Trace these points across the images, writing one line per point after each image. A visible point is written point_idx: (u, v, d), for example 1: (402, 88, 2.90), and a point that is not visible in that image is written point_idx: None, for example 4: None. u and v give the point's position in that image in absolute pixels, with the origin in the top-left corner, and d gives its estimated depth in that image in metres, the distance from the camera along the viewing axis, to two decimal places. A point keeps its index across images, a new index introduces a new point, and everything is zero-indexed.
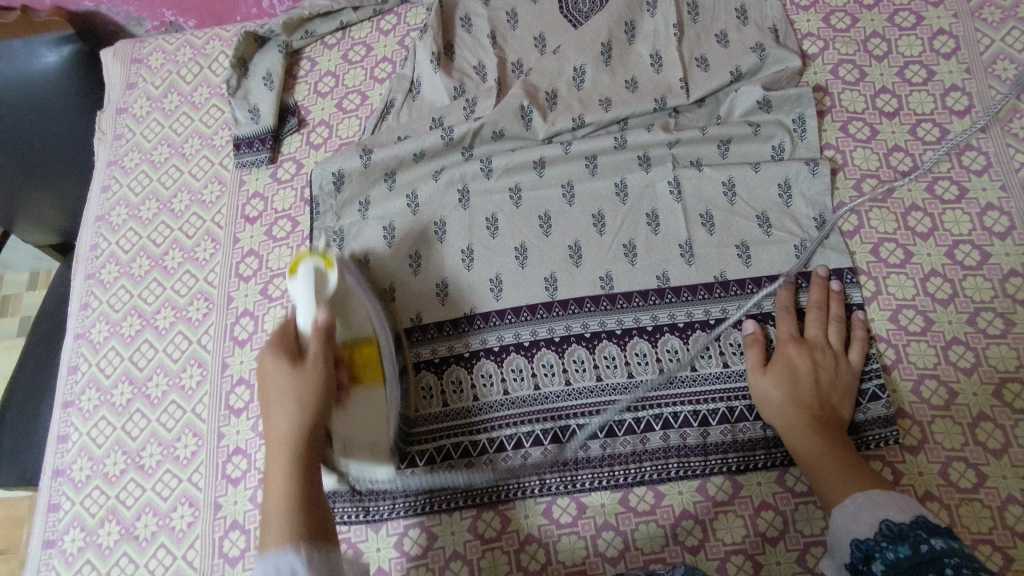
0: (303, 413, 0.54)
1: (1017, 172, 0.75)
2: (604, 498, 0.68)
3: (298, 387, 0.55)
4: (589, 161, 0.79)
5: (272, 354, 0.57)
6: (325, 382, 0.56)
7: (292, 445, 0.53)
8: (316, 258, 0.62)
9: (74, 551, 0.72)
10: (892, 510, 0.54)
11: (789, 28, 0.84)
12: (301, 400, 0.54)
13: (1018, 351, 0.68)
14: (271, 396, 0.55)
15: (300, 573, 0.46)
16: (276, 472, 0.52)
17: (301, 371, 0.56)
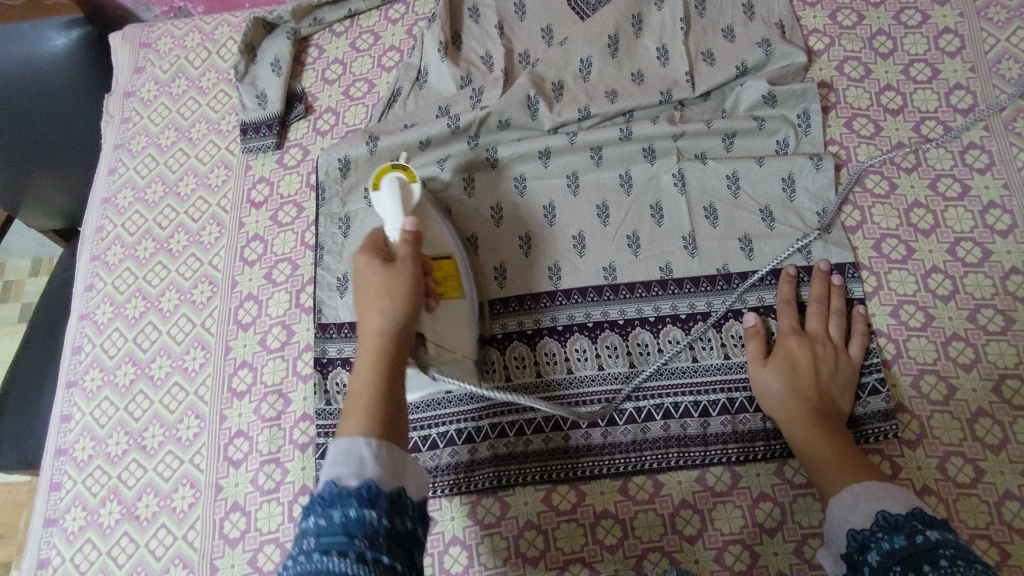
0: (395, 291, 0.56)
1: (1020, 171, 0.75)
2: (604, 487, 0.68)
3: (395, 281, 0.57)
4: (594, 153, 0.79)
5: (365, 255, 0.59)
6: (414, 274, 0.58)
7: (384, 339, 0.54)
8: (398, 172, 0.68)
9: (75, 529, 0.72)
10: (889, 501, 0.54)
11: (795, 25, 0.85)
12: (390, 290, 0.56)
13: (1018, 348, 0.68)
14: (365, 275, 0.57)
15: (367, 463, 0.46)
16: (365, 364, 0.53)
17: (390, 267, 0.58)
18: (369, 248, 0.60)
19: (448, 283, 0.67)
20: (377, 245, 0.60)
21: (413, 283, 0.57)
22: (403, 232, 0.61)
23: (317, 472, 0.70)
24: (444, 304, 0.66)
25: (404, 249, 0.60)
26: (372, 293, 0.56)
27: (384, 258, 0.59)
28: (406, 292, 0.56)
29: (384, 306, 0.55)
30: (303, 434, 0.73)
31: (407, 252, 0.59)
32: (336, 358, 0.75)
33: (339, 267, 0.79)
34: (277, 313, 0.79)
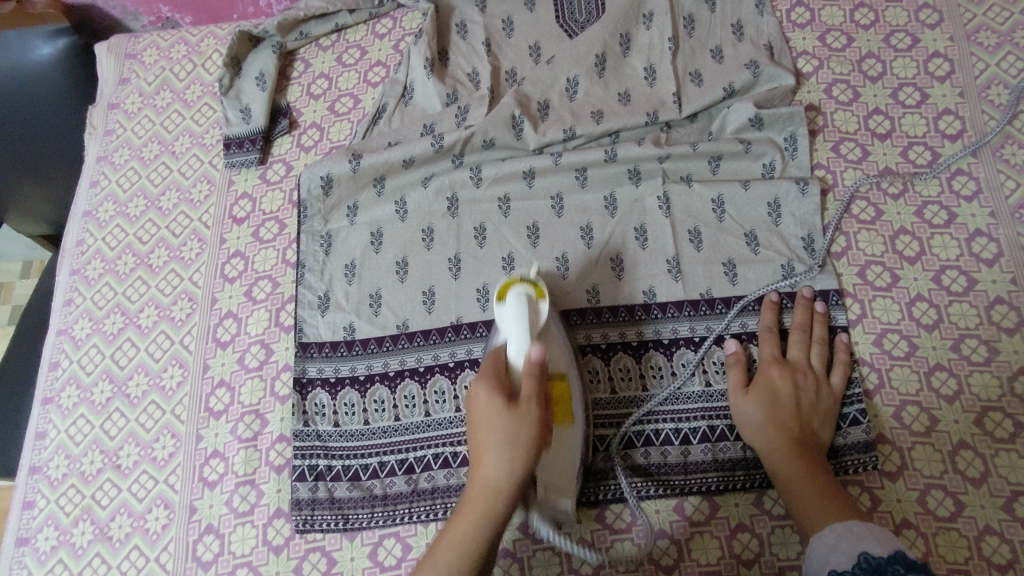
0: (510, 471, 0.52)
1: (1007, 199, 0.75)
2: (581, 514, 0.68)
3: (519, 431, 0.52)
4: (579, 173, 0.79)
5: (488, 391, 0.54)
6: (535, 428, 0.53)
7: (496, 498, 0.52)
8: (527, 286, 0.62)
9: (47, 549, 0.71)
10: (870, 544, 0.53)
11: (784, 46, 0.84)
12: (512, 446, 0.52)
13: (1001, 379, 0.68)
14: (487, 417, 0.53)
15: None
16: (473, 509, 0.53)
17: (508, 417, 0.53)
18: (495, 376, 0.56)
19: (563, 403, 0.62)
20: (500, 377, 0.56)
21: (537, 432, 0.53)
22: (530, 359, 0.56)
23: (293, 495, 0.70)
24: (556, 433, 0.62)
25: (530, 392, 0.54)
26: (494, 425, 0.53)
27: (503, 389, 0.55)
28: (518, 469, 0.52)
29: (465, 550, 0.52)
30: (279, 455, 0.72)
31: (529, 416, 0.53)
32: (316, 379, 0.74)
33: (320, 285, 0.78)
34: (256, 332, 0.78)
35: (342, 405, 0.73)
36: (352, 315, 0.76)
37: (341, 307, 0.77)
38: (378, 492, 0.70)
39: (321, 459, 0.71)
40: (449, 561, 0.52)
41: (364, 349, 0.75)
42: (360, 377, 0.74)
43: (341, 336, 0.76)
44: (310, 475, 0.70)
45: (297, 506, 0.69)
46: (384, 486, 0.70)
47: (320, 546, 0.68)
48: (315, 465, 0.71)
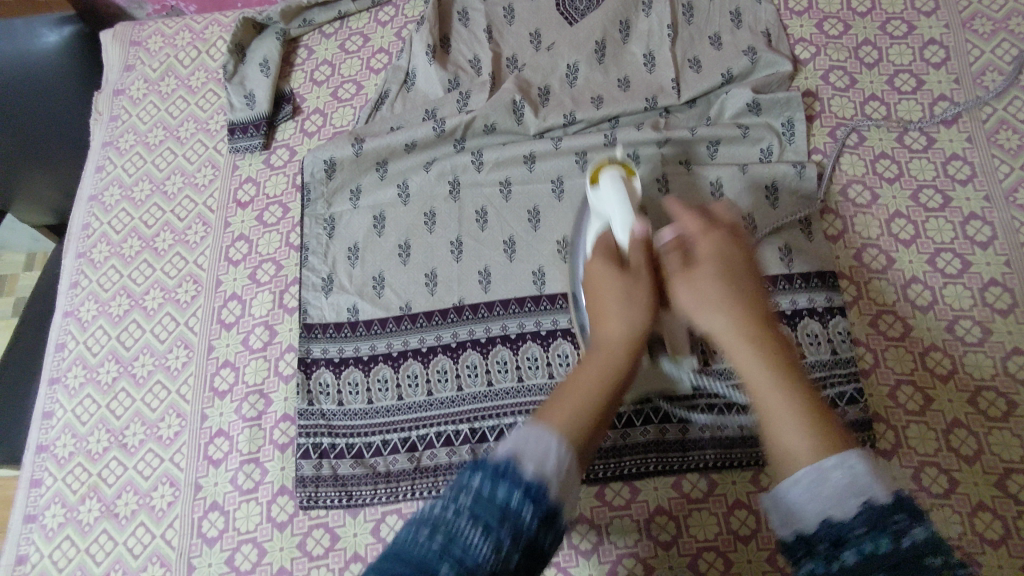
0: (711, 298, 0.48)
1: (1001, 183, 0.76)
2: (581, 492, 0.69)
3: (674, 242, 0.53)
4: (579, 157, 0.80)
5: (602, 257, 0.56)
6: (701, 242, 0.52)
7: (621, 344, 0.49)
8: (619, 169, 0.66)
9: (54, 526, 0.72)
10: (873, 478, 0.37)
11: (782, 33, 0.85)
12: (719, 285, 0.49)
13: (994, 359, 0.69)
14: (632, 301, 0.51)
15: (552, 455, 0.39)
16: (604, 353, 0.48)
17: (632, 276, 0.53)
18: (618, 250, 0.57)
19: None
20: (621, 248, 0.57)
21: (723, 256, 0.51)
22: (634, 236, 0.57)
23: (297, 472, 0.71)
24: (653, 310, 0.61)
25: (639, 254, 0.54)
26: (637, 297, 0.52)
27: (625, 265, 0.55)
28: (724, 288, 0.49)
29: (753, 345, 0.45)
30: (284, 434, 0.73)
31: (690, 225, 0.54)
32: (320, 359, 0.75)
33: (323, 268, 0.79)
34: (260, 314, 0.79)
35: (346, 385, 0.74)
36: (355, 296, 0.78)
37: (345, 288, 0.78)
38: (381, 469, 0.71)
39: (325, 437, 0.72)
40: (758, 378, 0.43)
41: (367, 330, 0.76)
42: (364, 357, 0.75)
43: (345, 317, 0.77)
44: (315, 453, 0.71)
45: (301, 483, 0.70)
46: (388, 463, 0.71)
47: (324, 522, 0.69)
48: (319, 442, 0.72)
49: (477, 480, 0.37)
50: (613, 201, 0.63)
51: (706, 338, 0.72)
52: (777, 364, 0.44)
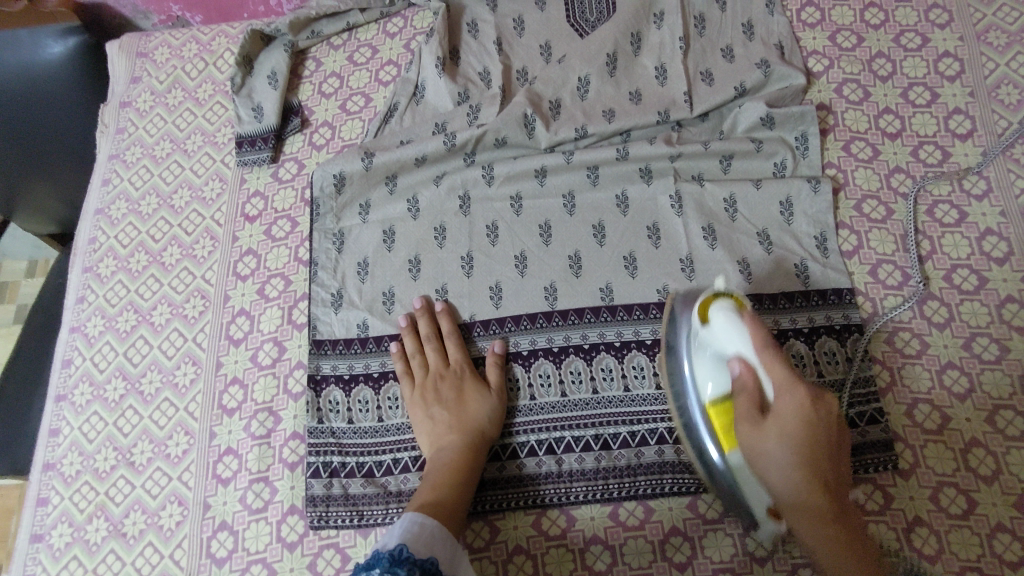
0: (792, 480, 0.53)
1: (1017, 198, 0.75)
2: (594, 512, 0.68)
3: (798, 419, 0.53)
4: (591, 172, 0.79)
5: (423, 373, 0.73)
6: (810, 414, 0.53)
7: (441, 457, 0.66)
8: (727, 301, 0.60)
9: (61, 546, 0.72)
10: None
11: (795, 45, 0.84)
12: (801, 474, 0.52)
13: (1012, 377, 0.68)
14: (760, 458, 0.54)
15: (422, 526, 0.57)
16: (438, 463, 0.66)
17: (764, 439, 0.54)
18: (742, 396, 0.55)
19: (727, 427, 0.60)
20: (745, 397, 0.55)
21: (813, 422, 0.53)
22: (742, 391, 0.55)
23: (307, 492, 0.70)
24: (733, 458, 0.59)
25: (786, 406, 0.53)
26: (760, 446, 0.54)
27: (758, 416, 0.54)
28: (809, 476, 0.52)
29: (846, 551, 0.51)
30: (293, 453, 0.72)
31: (803, 396, 0.53)
32: (330, 375, 0.74)
33: (332, 283, 0.78)
34: (269, 330, 0.78)
35: (356, 403, 0.74)
36: (365, 312, 0.77)
37: (355, 304, 0.77)
38: (392, 489, 0.70)
39: (335, 456, 0.71)
40: (830, 565, 0.52)
41: (378, 347, 0.76)
42: (374, 374, 0.75)
43: (355, 334, 0.76)
44: (325, 472, 0.71)
45: (311, 502, 0.69)
46: (399, 482, 0.70)
47: (334, 543, 0.68)
48: (329, 461, 0.71)
49: (378, 571, 0.50)
50: (734, 342, 0.57)
51: None
52: (855, 562, 0.50)
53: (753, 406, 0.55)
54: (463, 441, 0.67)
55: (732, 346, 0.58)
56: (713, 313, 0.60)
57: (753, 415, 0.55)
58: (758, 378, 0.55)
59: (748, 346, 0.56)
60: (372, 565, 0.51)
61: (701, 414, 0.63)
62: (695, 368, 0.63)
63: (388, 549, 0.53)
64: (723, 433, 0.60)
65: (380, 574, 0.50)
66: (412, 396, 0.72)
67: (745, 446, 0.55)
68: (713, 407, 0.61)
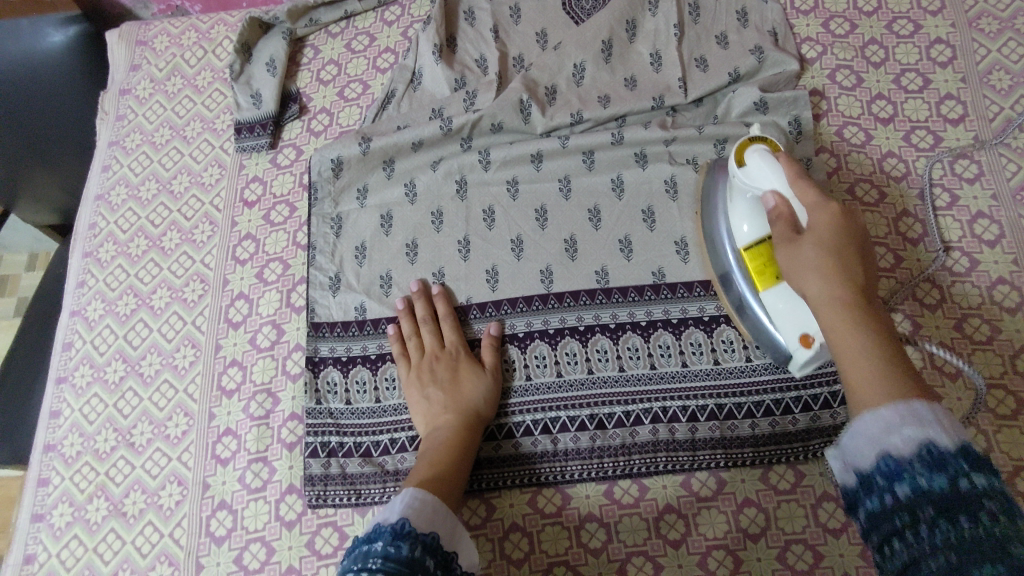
0: (830, 285, 0.51)
1: (1008, 182, 0.76)
2: (590, 490, 0.69)
3: (830, 227, 0.54)
4: (586, 156, 0.80)
5: (419, 354, 0.73)
6: (842, 228, 0.54)
7: (437, 437, 0.67)
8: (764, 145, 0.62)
9: (62, 525, 0.72)
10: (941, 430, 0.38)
11: (788, 32, 0.85)
12: (831, 260, 0.52)
13: (1003, 357, 0.69)
14: (798, 268, 0.54)
15: (420, 497, 0.57)
16: (433, 443, 0.67)
17: (800, 253, 0.54)
18: (775, 220, 0.57)
19: (761, 266, 0.64)
20: (778, 220, 0.57)
21: (844, 242, 0.53)
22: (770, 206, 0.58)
23: (305, 471, 0.71)
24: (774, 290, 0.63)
25: (815, 218, 0.55)
26: (801, 257, 0.54)
27: (792, 236, 0.55)
28: (834, 273, 0.51)
29: (870, 339, 0.47)
30: (291, 433, 0.73)
31: (834, 210, 0.55)
32: (328, 357, 0.75)
33: (330, 267, 0.79)
34: (267, 313, 0.79)
35: (354, 383, 0.74)
36: (362, 295, 0.78)
37: (353, 287, 0.78)
38: (389, 468, 0.71)
39: (333, 435, 0.72)
40: (844, 345, 0.47)
41: (375, 329, 0.77)
42: (371, 356, 0.76)
43: (352, 316, 0.77)
44: (323, 452, 0.71)
45: (310, 481, 0.70)
46: (396, 462, 0.71)
47: (333, 521, 0.69)
48: (327, 441, 0.72)
49: (380, 546, 0.51)
50: (766, 177, 0.59)
51: (726, 332, 0.72)
52: (894, 369, 0.44)
53: (787, 228, 0.56)
54: (459, 419, 0.68)
55: (767, 184, 0.59)
56: (747, 154, 0.61)
57: (788, 235, 0.56)
58: (791, 216, 0.56)
59: (781, 180, 0.58)
60: (374, 539, 0.52)
61: (737, 259, 0.67)
62: (738, 247, 0.66)
63: (389, 523, 0.54)
64: (756, 272, 0.65)
65: (382, 550, 0.51)
66: (409, 378, 0.72)
67: (784, 266, 0.56)
68: (749, 252, 0.65)
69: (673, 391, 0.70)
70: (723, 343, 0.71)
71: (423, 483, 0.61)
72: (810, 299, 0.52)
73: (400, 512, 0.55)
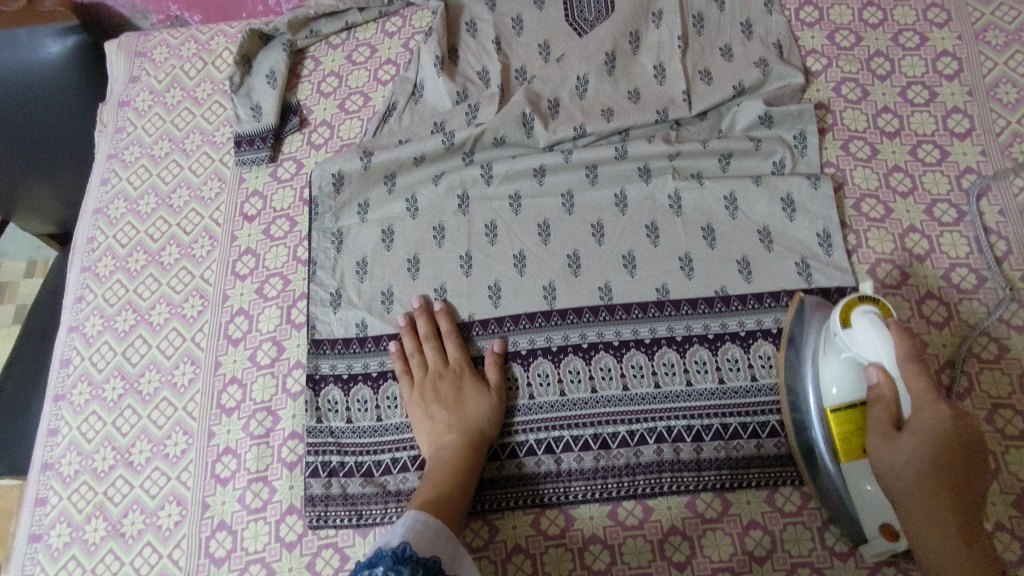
0: (917, 473, 0.55)
1: (1016, 197, 0.75)
2: (593, 511, 0.68)
3: (937, 434, 0.55)
4: (590, 171, 0.79)
5: (422, 374, 0.72)
6: (950, 439, 0.55)
7: (440, 458, 0.66)
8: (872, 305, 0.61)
9: (60, 546, 0.72)
10: None
11: (793, 44, 0.84)
12: (924, 451, 0.55)
13: (1011, 376, 0.68)
14: (885, 456, 0.56)
15: (420, 523, 0.57)
16: (437, 464, 0.66)
17: (895, 446, 0.56)
18: (876, 406, 0.58)
19: (847, 437, 0.60)
20: (881, 406, 0.58)
21: (945, 458, 0.55)
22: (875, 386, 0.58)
23: (306, 492, 0.70)
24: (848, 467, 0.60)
25: (924, 421, 0.55)
26: (897, 452, 0.56)
27: (890, 432, 0.57)
28: (941, 487, 0.54)
29: (954, 551, 0.53)
30: (292, 452, 0.72)
31: (944, 415, 0.55)
32: (328, 375, 0.74)
33: (331, 282, 0.78)
34: (267, 329, 0.78)
35: (355, 402, 0.74)
36: (364, 311, 0.77)
37: (354, 304, 0.77)
38: (391, 488, 0.70)
39: (334, 455, 0.71)
40: (925, 537, 0.54)
41: (376, 346, 0.76)
42: (373, 374, 0.75)
43: (353, 333, 0.76)
44: (324, 471, 0.71)
45: (310, 502, 0.69)
46: (398, 482, 0.70)
47: (333, 542, 0.68)
48: (328, 461, 0.71)
49: (382, 570, 0.50)
50: (874, 349, 0.58)
51: (732, 350, 0.71)
52: (967, 571, 0.52)
53: (886, 418, 0.57)
54: (463, 440, 0.67)
55: (872, 354, 0.59)
56: (855, 317, 0.60)
57: (887, 422, 0.57)
58: (897, 406, 0.58)
59: (889, 357, 0.58)
60: (375, 563, 0.51)
61: (818, 416, 0.62)
62: (817, 377, 0.63)
63: (391, 547, 0.53)
64: (839, 441, 0.60)
65: (383, 575, 0.50)
66: (411, 396, 0.72)
67: (874, 453, 0.57)
68: (833, 414, 0.61)
69: (676, 411, 0.69)
70: (728, 361, 0.70)
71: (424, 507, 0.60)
72: (884, 471, 0.57)
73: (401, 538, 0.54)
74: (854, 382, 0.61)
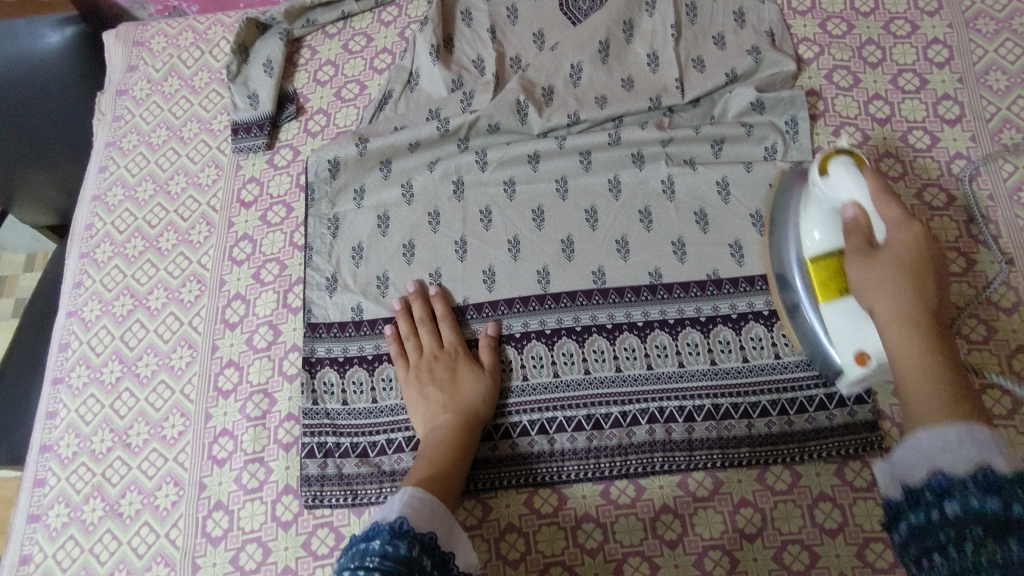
0: (901, 295, 0.52)
1: (1005, 182, 0.76)
2: (586, 490, 0.69)
3: (907, 251, 0.54)
4: (584, 157, 0.80)
5: (417, 357, 0.73)
6: (919, 250, 0.54)
7: (434, 439, 0.67)
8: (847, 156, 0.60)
9: (58, 526, 0.72)
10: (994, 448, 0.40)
11: (785, 33, 0.85)
12: (898, 283, 0.53)
13: (999, 357, 0.68)
14: (866, 284, 0.55)
15: (416, 497, 0.57)
16: (432, 444, 0.66)
17: (877, 270, 0.54)
18: (850, 232, 0.57)
19: (825, 279, 0.62)
20: (855, 233, 0.57)
21: (922, 261, 0.54)
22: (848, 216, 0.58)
23: (302, 471, 0.71)
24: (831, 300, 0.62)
25: (896, 234, 0.55)
26: (875, 257, 0.55)
27: (867, 248, 0.56)
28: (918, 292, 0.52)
29: (923, 354, 0.50)
30: (288, 434, 0.73)
31: (910, 233, 0.54)
32: (324, 358, 0.75)
33: (328, 267, 0.79)
34: (264, 313, 0.79)
35: (351, 384, 0.74)
36: (359, 295, 0.78)
37: (349, 288, 0.78)
38: (386, 468, 0.71)
39: (329, 436, 0.72)
40: (903, 355, 0.51)
41: (372, 329, 0.77)
42: (368, 357, 0.76)
43: (349, 316, 0.77)
44: (320, 452, 0.71)
45: (306, 482, 0.70)
46: (393, 462, 0.71)
47: (329, 521, 0.69)
48: (324, 442, 0.72)
49: (378, 544, 0.51)
50: (849, 190, 0.58)
51: (723, 333, 0.72)
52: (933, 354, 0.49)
53: (860, 243, 0.56)
54: (457, 419, 0.68)
55: (847, 196, 0.58)
56: (832, 165, 0.60)
57: (863, 249, 0.56)
58: (869, 229, 0.56)
59: (862, 192, 0.57)
60: (372, 537, 0.52)
61: (807, 289, 0.65)
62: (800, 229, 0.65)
63: (388, 521, 0.54)
64: (823, 284, 0.62)
65: (379, 548, 0.51)
66: (407, 378, 0.72)
67: (856, 282, 0.56)
68: (814, 263, 0.63)
69: (668, 392, 0.70)
70: (720, 344, 0.71)
71: (419, 483, 0.61)
72: (874, 309, 0.54)
73: (397, 511, 0.55)
74: (834, 229, 0.61)
